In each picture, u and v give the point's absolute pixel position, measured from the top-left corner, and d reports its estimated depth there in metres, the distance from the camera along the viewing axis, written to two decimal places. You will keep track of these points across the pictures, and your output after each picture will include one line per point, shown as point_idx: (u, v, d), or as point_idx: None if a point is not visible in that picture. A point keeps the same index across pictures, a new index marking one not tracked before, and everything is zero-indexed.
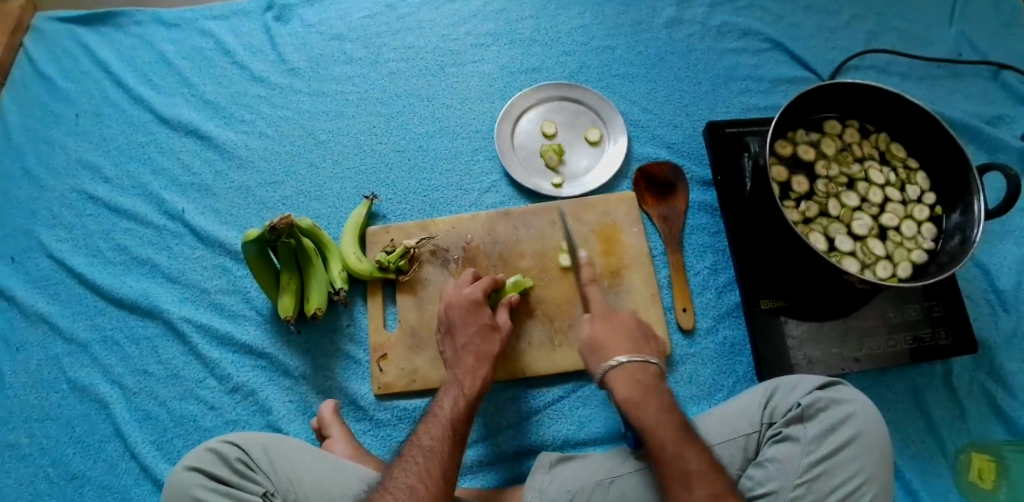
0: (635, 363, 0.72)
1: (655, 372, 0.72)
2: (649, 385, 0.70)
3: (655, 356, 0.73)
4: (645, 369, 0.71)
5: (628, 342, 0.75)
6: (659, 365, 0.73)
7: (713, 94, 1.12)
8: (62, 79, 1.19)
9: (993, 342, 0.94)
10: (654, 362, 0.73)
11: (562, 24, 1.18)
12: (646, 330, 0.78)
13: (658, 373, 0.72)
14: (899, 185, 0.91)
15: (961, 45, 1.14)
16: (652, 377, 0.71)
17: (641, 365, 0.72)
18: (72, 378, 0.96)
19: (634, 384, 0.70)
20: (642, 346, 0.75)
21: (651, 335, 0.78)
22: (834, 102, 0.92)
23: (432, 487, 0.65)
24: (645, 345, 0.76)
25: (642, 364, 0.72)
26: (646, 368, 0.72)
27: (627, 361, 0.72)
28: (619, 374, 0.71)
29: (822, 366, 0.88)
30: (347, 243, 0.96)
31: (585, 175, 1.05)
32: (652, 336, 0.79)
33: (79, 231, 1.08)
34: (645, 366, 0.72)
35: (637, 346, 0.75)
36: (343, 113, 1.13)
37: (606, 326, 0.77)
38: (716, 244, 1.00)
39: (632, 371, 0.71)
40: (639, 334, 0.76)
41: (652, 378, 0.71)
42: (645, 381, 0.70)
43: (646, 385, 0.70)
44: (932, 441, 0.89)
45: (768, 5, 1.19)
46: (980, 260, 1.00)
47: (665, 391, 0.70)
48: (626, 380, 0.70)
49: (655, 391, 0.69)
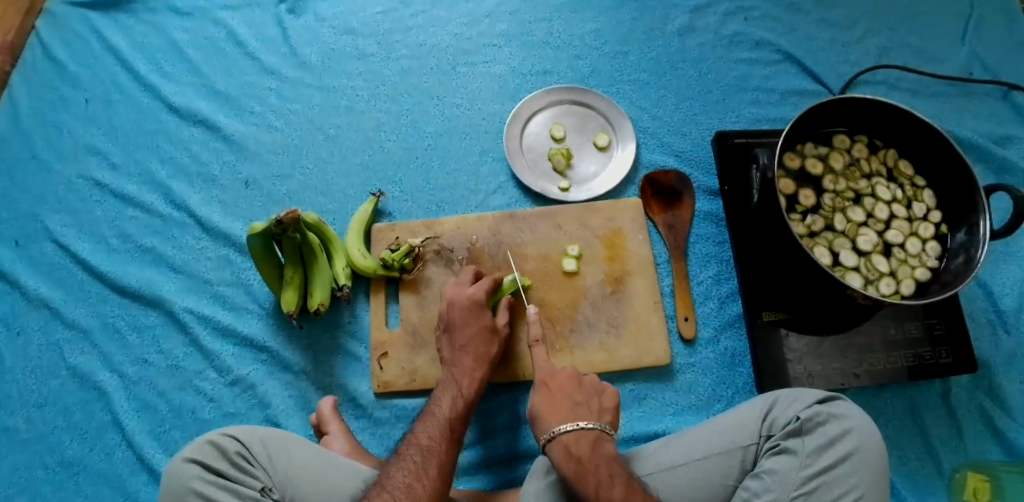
0: (571, 435, 0.71)
1: (594, 436, 0.71)
2: (585, 455, 0.69)
3: (595, 420, 0.72)
4: (581, 437, 0.70)
5: (567, 408, 0.74)
6: (596, 428, 0.72)
7: (724, 103, 1.12)
8: (72, 64, 1.19)
9: (993, 363, 0.94)
10: (592, 427, 0.72)
11: (575, 28, 1.18)
12: (588, 390, 0.77)
13: (596, 437, 0.71)
14: (905, 201, 0.91)
15: (972, 64, 1.14)
16: (588, 444, 0.70)
17: (579, 432, 0.71)
18: (72, 365, 0.96)
19: (571, 458, 0.69)
20: (582, 409, 0.75)
21: (595, 392, 0.78)
22: (845, 116, 0.92)
23: (429, 486, 0.66)
24: (586, 407, 0.75)
25: (576, 433, 0.71)
26: (581, 436, 0.70)
27: (560, 433, 0.71)
28: (557, 447, 0.70)
29: (821, 381, 0.88)
30: (352, 240, 0.96)
31: (593, 179, 1.05)
32: (595, 389, 0.78)
33: (85, 217, 1.08)
34: (581, 434, 0.71)
35: (577, 410, 0.74)
36: (352, 109, 1.13)
37: (546, 395, 0.77)
38: (720, 254, 1.00)
39: (570, 442, 0.70)
40: (581, 395, 0.76)
41: (587, 446, 0.69)
42: (580, 451, 0.69)
43: (580, 458, 0.68)
44: (928, 459, 0.90)
45: (782, 16, 1.18)
46: (983, 280, 1.00)
47: (603, 456, 0.69)
48: (563, 453, 0.69)
49: (593, 461, 0.68)
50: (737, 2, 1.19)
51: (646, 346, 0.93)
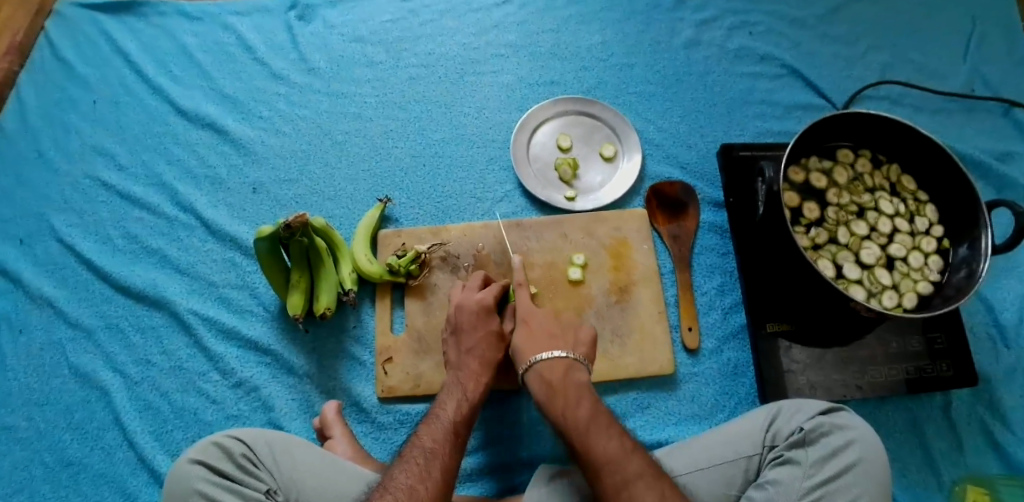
0: (545, 363, 0.79)
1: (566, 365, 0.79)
2: (557, 380, 0.77)
3: (567, 349, 0.80)
4: (554, 365, 0.79)
5: (544, 339, 0.82)
6: (568, 356, 0.80)
7: (729, 117, 1.13)
8: (81, 66, 1.20)
9: (993, 377, 0.95)
10: (565, 355, 0.79)
11: (582, 39, 1.19)
12: (564, 324, 0.85)
13: (568, 364, 0.79)
14: (907, 216, 0.92)
15: (974, 81, 1.15)
16: (559, 371, 0.78)
17: (552, 361, 0.79)
18: (75, 364, 0.96)
19: (545, 384, 0.77)
20: (558, 340, 0.82)
21: (571, 327, 0.85)
22: (849, 131, 0.93)
23: (432, 489, 0.66)
24: (563, 338, 0.83)
25: (549, 362, 0.79)
26: (554, 365, 0.78)
27: (537, 363, 0.79)
28: (533, 375, 0.79)
29: (824, 393, 0.88)
30: (359, 245, 0.97)
31: (599, 189, 1.06)
32: (573, 325, 0.85)
33: (90, 217, 1.08)
34: (553, 362, 0.79)
35: (554, 341, 0.82)
36: (360, 115, 1.14)
37: (526, 333, 0.84)
38: (724, 265, 1.00)
39: (544, 369, 0.78)
40: (557, 328, 0.84)
41: (559, 372, 0.78)
42: (553, 377, 0.77)
43: (553, 383, 0.77)
44: (928, 472, 0.90)
45: (787, 31, 1.20)
46: (984, 295, 1.00)
47: (573, 381, 0.77)
48: (538, 380, 0.78)
49: (563, 384, 0.76)
50: (742, 17, 1.21)
51: (650, 355, 0.93)
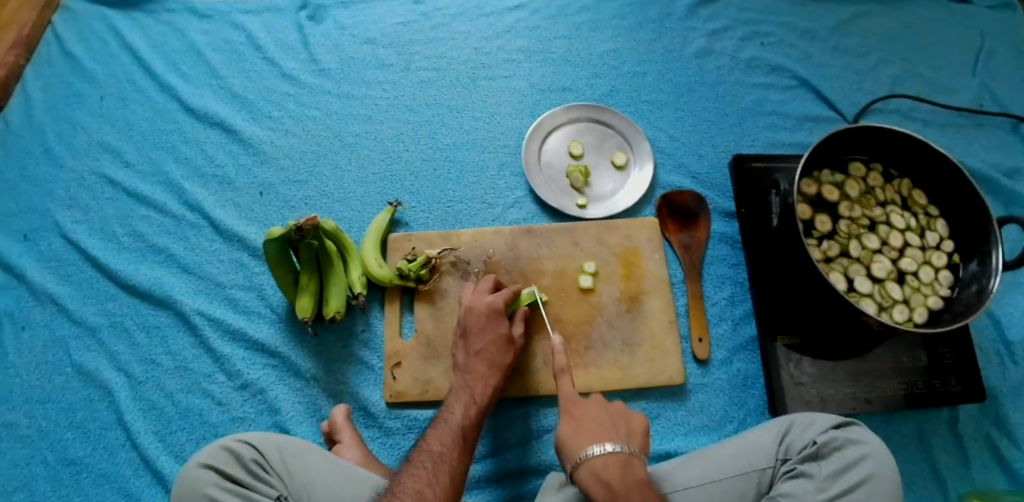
0: (599, 459, 0.68)
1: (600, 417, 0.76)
2: (616, 482, 0.66)
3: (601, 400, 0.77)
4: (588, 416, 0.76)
5: (575, 388, 0.80)
6: (624, 451, 0.69)
7: (740, 127, 1.13)
8: (89, 61, 1.19)
9: (1000, 393, 0.95)
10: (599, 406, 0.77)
11: (594, 46, 1.19)
12: (613, 413, 0.75)
13: (625, 459, 0.69)
14: (919, 230, 0.93)
15: (983, 96, 1.16)
16: (617, 468, 0.67)
17: (606, 456, 0.68)
18: (78, 362, 0.95)
19: (602, 485, 0.67)
20: (609, 432, 0.72)
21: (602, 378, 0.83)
22: (862, 145, 0.93)
23: (440, 492, 0.66)
24: (615, 430, 0.72)
25: (604, 456, 0.69)
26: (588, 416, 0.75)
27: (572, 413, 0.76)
28: (586, 473, 0.68)
29: (834, 405, 0.88)
30: (369, 249, 0.96)
31: (611, 197, 1.06)
32: (622, 415, 0.75)
33: (96, 213, 1.07)
34: (609, 459, 0.68)
35: (585, 389, 0.80)
36: (371, 117, 1.13)
37: (572, 424, 0.74)
38: (734, 276, 1.00)
39: (597, 466, 0.68)
40: (607, 419, 0.74)
41: (616, 470, 0.67)
42: (610, 479, 0.67)
43: (611, 484, 0.66)
44: (935, 486, 0.89)
45: (798, 43, 1.20)
46: (992, 311, 1.01)
47: (633, 482, 0.67)
48: (594, 481, 0.67)
49: (624, 489, 0.65)
50: (754, 27, 1.21)
51: (659, 365, 0.93)
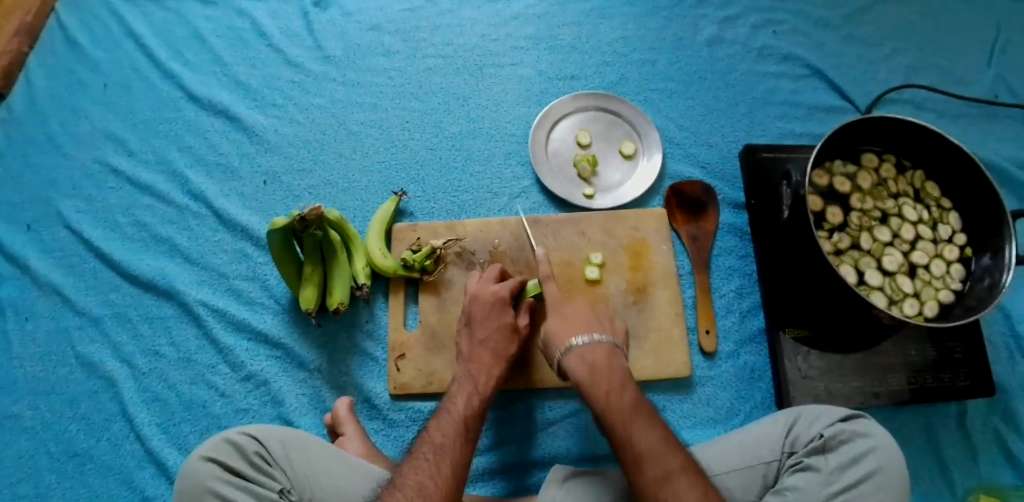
0: (587, 346, 0.79)
1: (606, 349, 0.79)
2: (601, 365, 0.77)
3: (606, 335, 0.80)
4: (595, 348, 0.79)
5: (578, 323, 0.82)
6: (609, 342, 0.80)
7: (751, 116, 1.11)
8: (91, 48, 1.18)
9: (1010, 387, 0.94)
10: (605, 341, 0.80)
11: (603, 34, 1.17)
12: (601, 314, 0.85)
13: (610, 350, 0.79)
14: (930, 223, 0.91)
15: (997, 87, 1.14)
16: (602, 355, 0.78)
17: (593, 345, 0.79)
18: (82, 354, 0.95)
19: (586, 365, 0.77)
20: (594, 325, 0.83)
21: (605, 317, 0.86)
22: (875, 135, 0.92)
23: (442, 484, 0.65)
24: (601, 325, 0.83)
25: (591, 346, 0.79)
26: (596, 348, 0.79)
27: (581, 344, 0.79)
28: (574, 358, 0.79)
29: (842, 400, 0.87)
30: (373, 239, 0.95)
31: (618, 188, 1.05)
32: (606, 316, 0.86)
33: (99, 203, 1.06)
34: (596, 346, 0.79)
35: (588, 326, 0.82)
36: (377, 105, 1.12)
37: (558, 315, 0.84)
38: (743, 268, 0.99)
39: (585, 352, 0.78)
40: (594, 315, 0.84)
41: (601, 356, 0.78)
42: (596, 361, 0.77)
43: (595, 364, 0.77)
44: (941, 479, 0.88)
45: (810, 31, 1.18)
46: (1004, 305, 0.99)
47: (616, 368, 0.77)
48: (578, 361, 0.78)
49: (606, 369, 0.76)
50: (767, 15, 1.19)
51: (667, 358, 0.92)
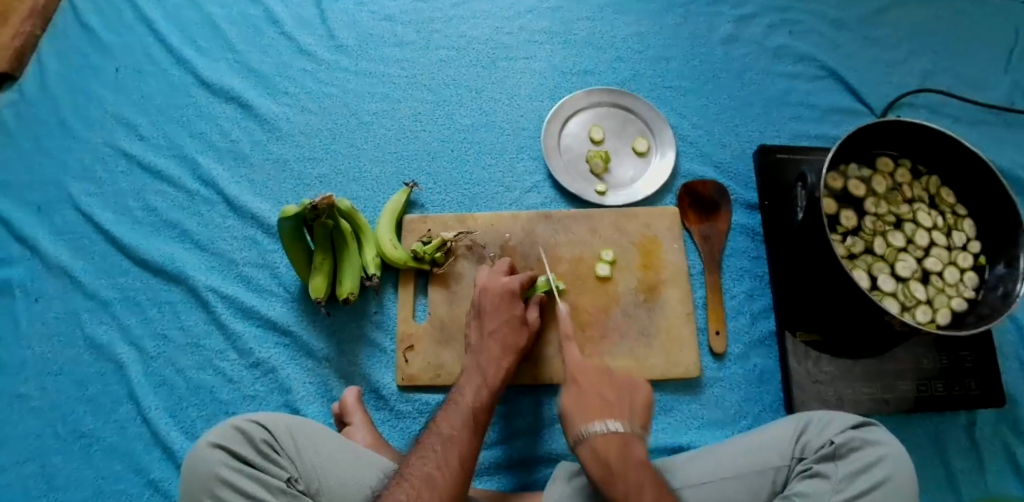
0: (600, 437, 0.69)
1: (622, 440, 0.69)
2: (615, 460, 0.67)
3: (622, 422, 0.70)
4: (610, 440, 0.69)
5: (595, 407, 0.72)
6: (626, 429, 0.70)
7: (765, 117, 1.10)
8: (104, 32, 1.17)
9: (1018, 397, 0.93)
10: (620, 428, 0.70)
11: (618, 29, 1.16)
12: (619, 390, 0.75)
13: (626, 439, 0.69)
14: (945, 229, 0.90)
15: (1015, 94, 1.13)
16: (617, 445, 0.69)
17: (609, 432, 0.69)
18: (91, 336, 0.95)
19: (600, 462, 0.68)
20: (611, 410, 0.72)
21: (626, 389, 0.75)
22: (891, 139, 0.91)
23: (450, 476, 0.65)
24: (618, 405, 0.73)
25: (605, 435, 0.69)
26: (610, 439, 0.69)
27: (593, 435, 0.69)
28: (585, 449, 0.69)
29: (851, 405, 0.87)
30: (383, 229, 0.95)
31: (630, 185, 1.04)
32: (626, 386, 0.76)
33: (109, 187, 1.06)
34: (609, 436, 0.69)
35: (606, 410, 0.72)
36: (389, 96, 1.11)
37: (576, 394, 0.75)
38: (754, 269, 0.99)
39: (598, 444, 0.69)
40: (612, 391, 0.74)
41: (617, 448, 0.68)
42: (610, 456, 0.68)
43: (610, 461, 0.67)
44: (948, 488, 0.88)
45: (828, 32, 1.17)
46: (1015, 315, 0.98)
47: (633, 462, 0.68)
48: (592, 457, 0.68)
49: (623, 466, 0.67)
50: (783, 15, 1.18)
51: (675, 357, 0.91)
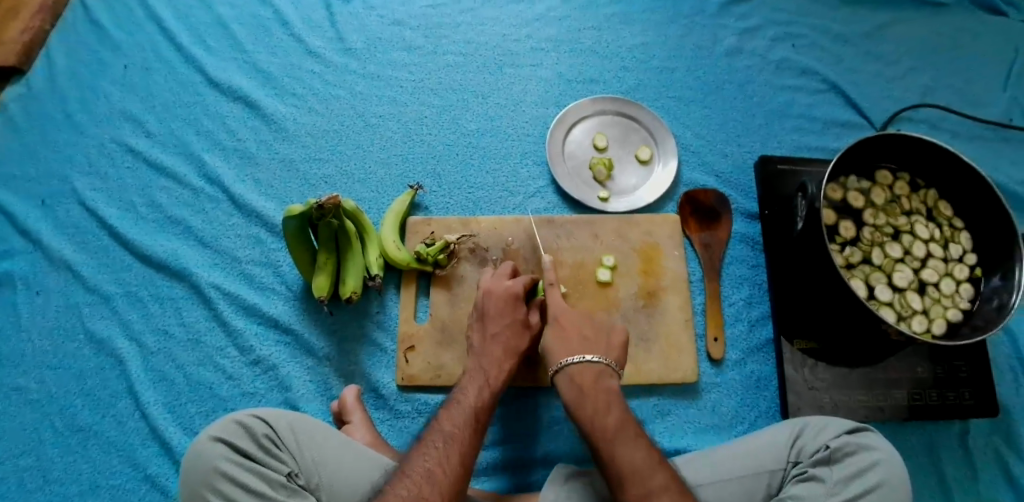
0: (576, 366, 0.76)
1: (596, 370, 0.76)
2: (588, 386, 0.75)
3: (597, 354, 0.77)
4: (585, 369, 0.76)
5: (573, 340, 0.79)
6: (600, 361, 0.77)
7: (766, 128, 1.12)
8: (114, 29, 1.18)
9: (1012, 409, 0.94)
10: (595, 360, 0.76)
11: (623, 39, 1.18)
12: (596, 326, 0.81)
13: (600, 370, 0.76)
14: (942, 242, 0.92)
15: (1012, 111, 1.15)
16: (591, 376, 0.76)
17: (584, 364, 0.76)
18: (91, 330, 0.95)
19: (574, 387, 0.75)
20: (589, 344, 0.79)
21: (604, 328, 0.82)
22: (890, 153, 0.93)
23: (450, 474, 0.65)
24: (596, 342, 0.79)
25: (580, 366, 0.76)
26: (585, 369, 0.76)
27: (569, 365, 0.77)
28: (563, 378, 0.76)
29: (848, 414, 0.88)
30: (388, 230, 0.96)
31: (632, 192, 1.05)
32: (605, 328, 0.82)
33: (114, 182, 1.07)
34: (585, 366, 0.76)
35: (583, 343, 0.79)
36: (396, 99, 1.13)
37: (557, 329, 0.82)
38: (754, 278, 1.00)
39: (574, 373, 0.76)
40: (590, 330, 0.81)
41: (590, 377, 0.75)
42: (583, 382, 0.75)
43: (584, 387, 0.75)
44: (941, 498, 0.88)
45: (829, 46, 1.19)
46: (1010, 328, 1.00)
47: (603, 388, 0.74)
48: (568, 382, 0.76)
49: (594, 391, 0.74)
50: (786, 29, 1.20)
51: (674, 363, 0.92)
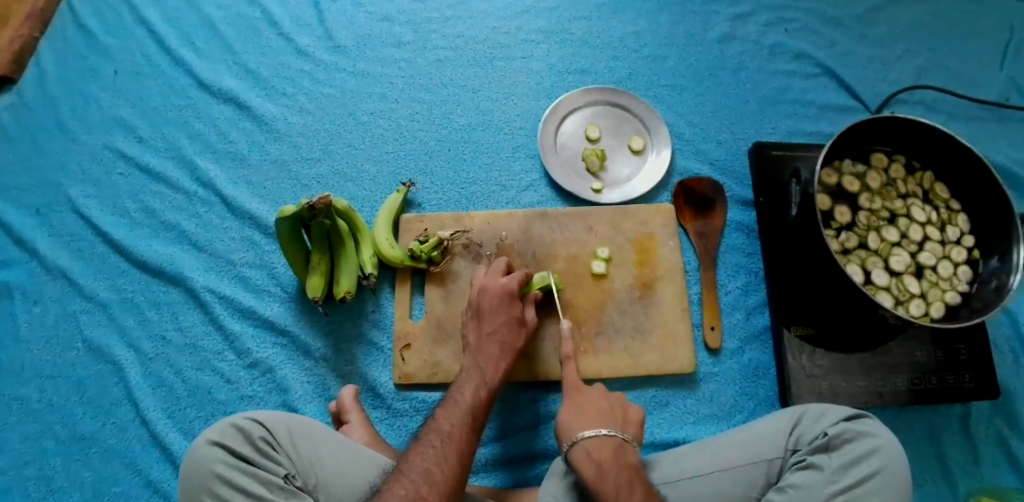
0: (593, 440, 0.70)
1: (616, 443, 0.70)
2: (607, 460, 0.69)
3: (615, 427, 0.71)
4: (603, 443, 0.70)
5: (591, 415, 0.74)
6: (619, 435, 0.71)
7: (760, 114, 1.11)
8: (103, 34, 1.18)
9: (1013, 390, 0.94)
10: (613, 434, 0.71)
11: (614, 29, 1.17)
12: (612, 399, 0.77)
13: (620, 444, 0.71)
14: (939, 224, 0.91)
15: (1009, 90, 1.13)
16: (609, 450, 0.69)
17: (601, 437, 0.71)
18: (89, 338, 0.95)
19: (593, 462, 0.68)
20: (607, 419, 0.74)
21: (620, 404, 0.77)
22: (885, 135, 0.92)
23: (448, 474, 0.65)
24: (613, 417, 0.74)
25: (598, 439, 0.71)
26: (603, 443, 0.70)
27: (587, 438, 0.71)
28: (580, 451, 0.70)
29: (846, 399, 0.88)
30: (381, 229, 0.95)
31: (626, 183, 1.05)
32: (621, 404, 0.77)
33: (108, 189, 1.06)
34: (602, 439, 0.70)
35: (601, 418, 0.74)
36: (386, 96, 1.12)
37: (572, 406, 0.76)
38: (749, 265, 0.99)
39: (591, 446, 0.70)
40: (606, 405, 0.76)
41: (609, 452, 0.69)
42: (602, 456, 0.69)
43: (602, 460, 0.68)
44: (943, 482, 0.88)
45: (823, 30, 1.18)
46: (1010, 309, 0.99)
47: (625, 463, 0.68)
48: (585, 457, 0.69)
49: (615, 465, 0.68)
50: (778, 13, 1.18)
51: (671, 353, 0.92)
